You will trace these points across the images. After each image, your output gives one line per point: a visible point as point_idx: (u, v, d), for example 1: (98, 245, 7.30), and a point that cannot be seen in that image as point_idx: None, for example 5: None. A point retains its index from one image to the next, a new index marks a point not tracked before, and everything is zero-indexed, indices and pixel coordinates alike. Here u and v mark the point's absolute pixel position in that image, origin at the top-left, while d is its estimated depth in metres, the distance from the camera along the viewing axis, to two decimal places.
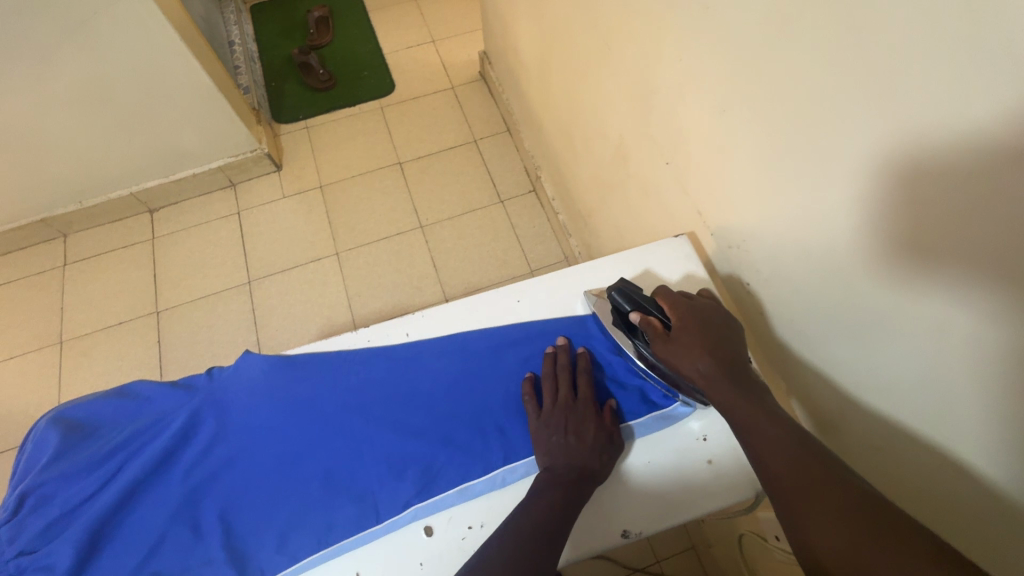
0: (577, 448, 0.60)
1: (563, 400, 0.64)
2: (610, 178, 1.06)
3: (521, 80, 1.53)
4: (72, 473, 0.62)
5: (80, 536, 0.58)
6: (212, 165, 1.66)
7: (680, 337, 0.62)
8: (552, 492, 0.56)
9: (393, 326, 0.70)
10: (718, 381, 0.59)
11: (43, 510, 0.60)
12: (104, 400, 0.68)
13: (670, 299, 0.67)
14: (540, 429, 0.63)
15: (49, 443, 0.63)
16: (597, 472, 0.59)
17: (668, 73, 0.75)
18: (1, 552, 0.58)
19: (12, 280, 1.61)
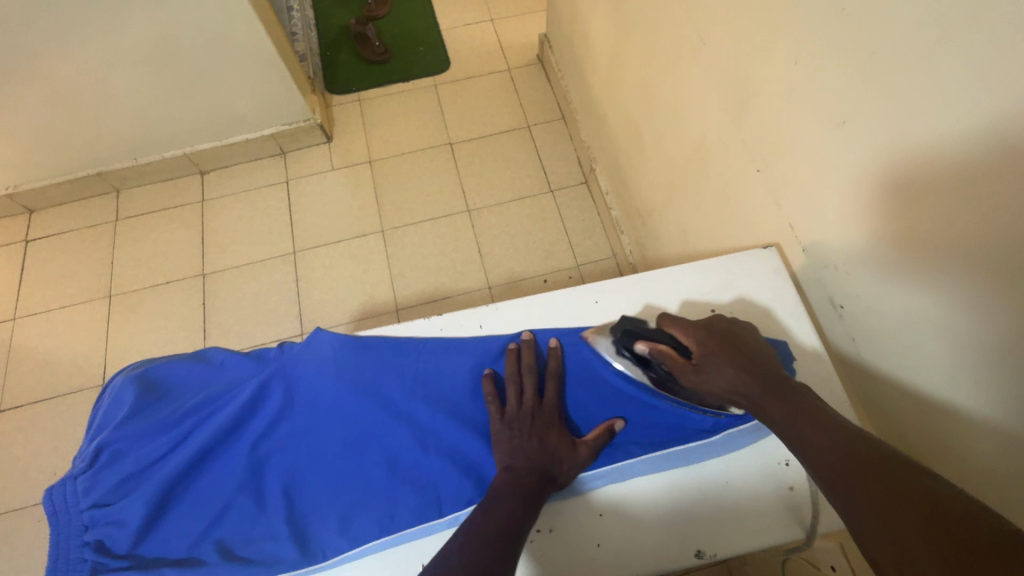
0: (538, 455, 0.57)
1: (529, 401, 0.61)
2: (684, 178, 1.02)
3: (585, 68, 1.48)
4: (146, 431, 0.62)
5: (151, 495, 0.58)
6: (265, 131, 1.65)
7: (707, 361, 0.59)
8: (511, 495, 0.53)
9: (469, 317, 0.69)
10: (760, 399, 0.56)
11: (117, 465, 0.60)
12: (180, 362, 0.68)
13: (680, 323, 0.63)
14: (500, 428, 0.60)
15: (125, 400, 0.63)
16: (553, 484, 0.56)
17: (775, 76, 0.70)
18: (76, 501, 0.59)
19: (65, 230, 1.64)
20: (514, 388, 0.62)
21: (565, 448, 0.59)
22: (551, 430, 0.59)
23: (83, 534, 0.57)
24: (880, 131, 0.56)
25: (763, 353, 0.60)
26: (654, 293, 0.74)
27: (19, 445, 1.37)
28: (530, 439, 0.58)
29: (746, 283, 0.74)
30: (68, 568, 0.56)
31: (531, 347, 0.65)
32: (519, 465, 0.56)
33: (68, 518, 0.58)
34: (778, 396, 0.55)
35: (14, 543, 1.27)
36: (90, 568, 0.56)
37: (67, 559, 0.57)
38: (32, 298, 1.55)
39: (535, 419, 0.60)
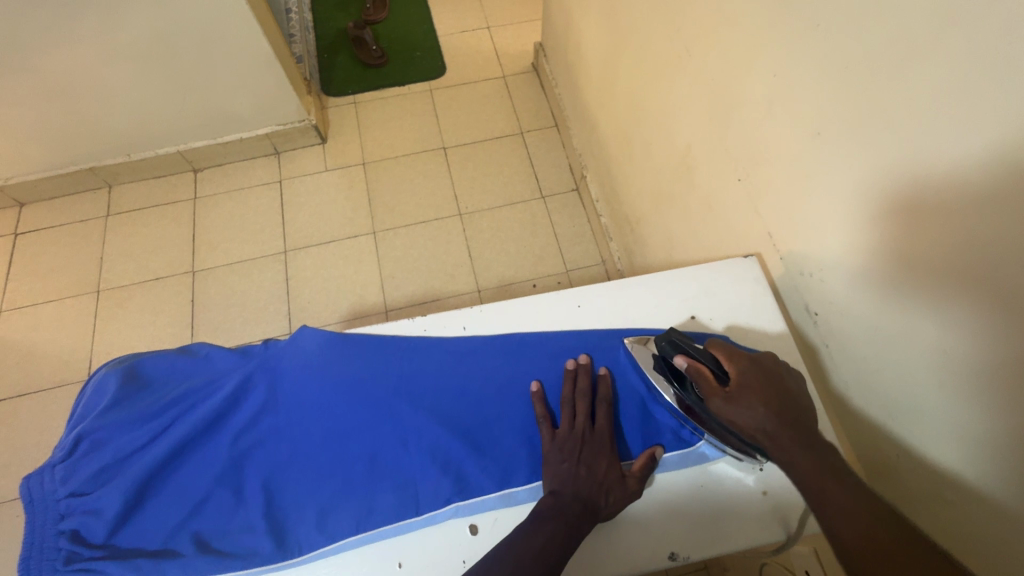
0: (584, 482, 0.56)
1: (581, 425, 0.61)
2: (670, 187, 1.04)
3: (579, 76, 1.50)
4: (128, 421, 0.62)
5: (129, 485, 0.58)
6: (259, 131, 1.66)
7: (742, 393, 0.55)
8: (554, 523, 0.53)
9: (451, 316, 0.69)
10: (785, 445, 0.52)
11: (95, 455, 0.60)
12: (167, 355, 0.68)
13: (728, 349, 0.60)
14: (551, 448, 0.59)
15: (106, 390, 0.63)
16: (595, 514, 0.55)
17: (757, 89, 0.72)
18: (54, 488, 0.59)
19: (56, 224, 1.63)
20: (568, 411, 0.62)
21: (613, 480, 0.57)
22: (603, 457, 0.59)
23: (59, 523, 0.57)
24: (857, 142, 0.57)
25: (802, 399, 0.56)
26: (631, 298, 0.71)
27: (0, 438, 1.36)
28: (577, 464, 0.57)
29: (724, 291, 0.70)
30: (41, 556, 0.56)
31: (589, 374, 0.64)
32: (565, 490, 0.56)
33: (43, 506, 0.58)
34: (809, 450, 0.51)
35: None
36: (64, 557, 0.55)
37: (41, 547, 0.57)
38: (19, 291, 1.54)
39: (586, 444, 0.59)
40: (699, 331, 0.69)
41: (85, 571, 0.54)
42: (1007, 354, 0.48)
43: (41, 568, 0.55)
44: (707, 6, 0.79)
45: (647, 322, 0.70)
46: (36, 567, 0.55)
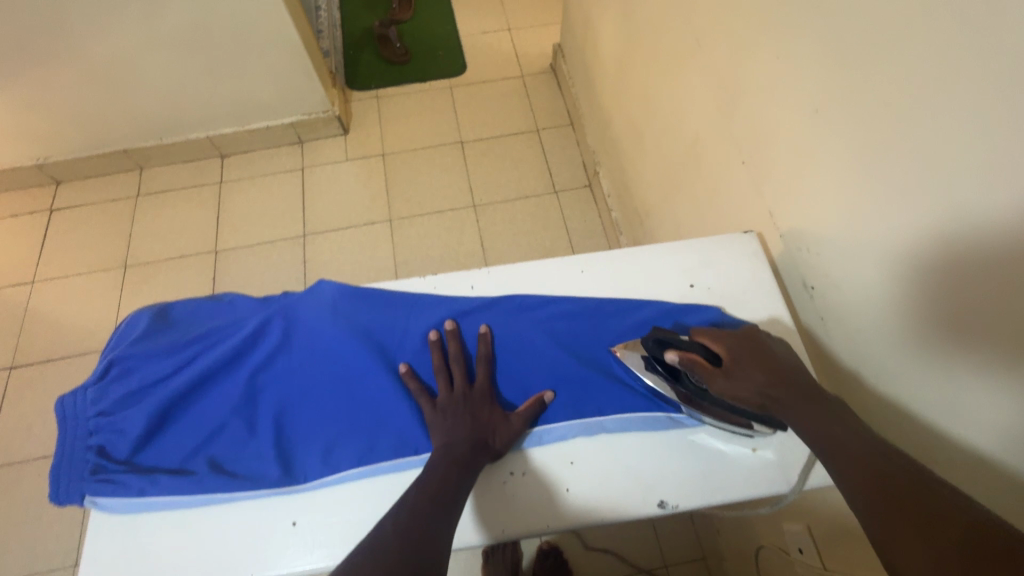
0: (471, 429, 0.59)
1: (459, 386, 0.63)
2: (678, 176, 1.06)
3: (594, 74, 1.55)
4: (154, 352, 0.66)
5: (152, 409, 0.62)
6: (285, 120, 1.73)
7: (739, 367, 0.56)
8: (449, 470, 0.55)
9: (459, 279, 0.73)
10: (788, 402, 0.54)
11: (125, 381, 0.64)
12: (197, 301, 0.72)
13: (709, 333, 0.60)
14: (432, 412, 0.61)
15: (139, 324, 0.68)
16: (484, 453, 0.58)
17: (761, 74, 0.75)
18: (84, 408, 0.63)
19: (89, 202, 1.71)
20: (444, 376, 0.64)
21: (497, 421, 0.61)
22: (483, 408, 0.62)
23: (87, 438, 0.62)
24: (852, 117, 0.60)
25: (784, 359, 0.59)
26: (634, 267, 0.73)
27: (27, 400, 1.42)
28: (461, 417, 0.60)
29: (724, 261, 0.72)
30: (69, 468, 0.60)
31: (455, 339, 0.67)
32: (453, 440, 0.58)
33: (74, 423, 0.62)
34: (813, 401, 0.53)
35: (15, 493, 1.31)
36: (91, 468, 0.60)
37: (69, 459, 0.61)
38: (52, 264, 1.61)
39: (466, 401, 0.62)
40: (698, 300, 0.70)
41: (108, 482, 0.58)
42: (993, 314, 0.49)
43: (69, 478, 0.60)
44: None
45: (647, 289, 0.71)
46: (64, 476, 0.60)
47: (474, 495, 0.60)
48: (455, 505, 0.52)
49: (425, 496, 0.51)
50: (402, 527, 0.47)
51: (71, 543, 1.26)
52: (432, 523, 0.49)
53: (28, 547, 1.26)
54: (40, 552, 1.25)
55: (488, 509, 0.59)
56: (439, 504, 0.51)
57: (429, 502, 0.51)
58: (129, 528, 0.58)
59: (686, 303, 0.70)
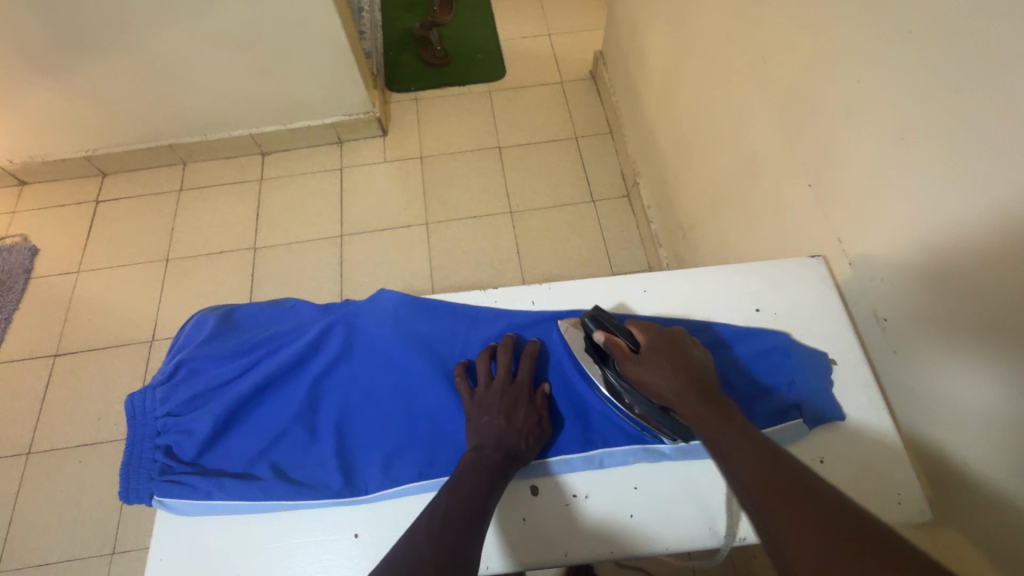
0: (505, 432, 0.59)
1: (500, 379, 0.64)
2: (732, 193, 1.04)
3: (639, 84, 1.53)
4: (221, 355, 0.66)
5: (219, 411, 0.63)
6: (326, 120, 1.74)
7: (652, 358, 0.58)
8: (478, 471, 0.55)
9: (518, 292, 0.72)
10: (690, 400, 0.55)
11: (191, 382, 0.65)
12: (261, 306, 0.73)
13: (640, 323, 0.63)
14: (472, 405, 0.62)
15: (205, 327, 0.69)
16: (516, 460, 0.58)
17: (836, 95, 0.73)
18: (152, 408, 0.64)
19: (134, 195, 1.75)
20: (487, 372, 0.65)
21: (532, 428, 0.61)
22: (520, 411, 0.62)
23: (155, 438, 0.63)
24: (942, 146, 0.58)
25: (705, 361, 0.59)
26: (696, 286, 0.71)
27: (70, 387, 1.45)
28: (496, 416, 0.60)
29: (791, 286, 0.70)
30: (138, 466, 0.62)
31: (509, 342, 0.67)
32: (487, 438, 0.58)
33: (143, 422, 0.64)
34: (710, 403, 0.54)
35: (58, 478, 1.34)
36: (159, 468, 0.61)
37: (138, 458, 0.62)
38: (96, 254, 1.65)
39: (504, 396, 0.62)
40: (764, 325, 0.68)
41: (176, 483, 0.59)
42: None
43: (138, 476, 0.61)
44: (786, 12, 0.80)
45: (711, 312, 0.70)
46: (133, 474, 0.61)
47: (533, 518, 0.59)
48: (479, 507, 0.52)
49: (456, 498, 0.51)
50: (433, 533, 0.48)
51: (109, 530, 1.29)
52: (458, 527, 0.49)
53: (68, 532, 1.29)
54: (80, 538, 1.28)
55: (551, 533, 0.58)
56: (467, 505, 0.51)
57: (458, 505, 0.51)
58: (192, 532, 0.59)
59: (752, 327, 0.68)
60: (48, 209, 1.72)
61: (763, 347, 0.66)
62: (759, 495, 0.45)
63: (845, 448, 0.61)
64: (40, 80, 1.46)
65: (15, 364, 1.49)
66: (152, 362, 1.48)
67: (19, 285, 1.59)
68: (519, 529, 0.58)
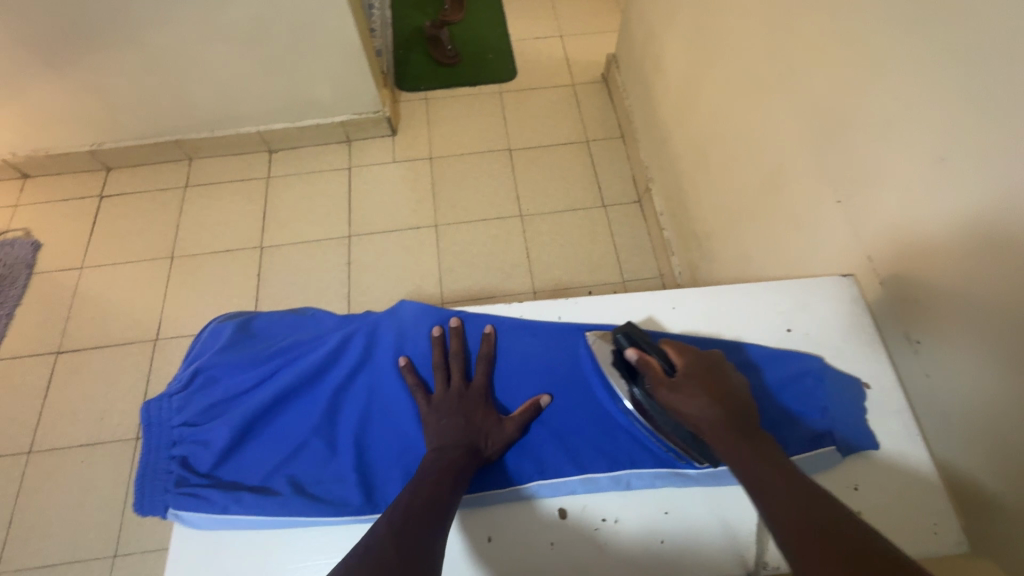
0: (464, 432, 0.59)
1: (456, 384, 0.63)
2: (752, 205, 1.03)
3: (653, 89, 1.51)
4: (239, 363, 0.64)
5: (237, 421, 0.61)
6: (335, 119, 1.72)
7: (687, 383, 0.58)
8: (439, 473, 0.55)
9: (546, 306, 0.71)
10: (726, 432, 0.54)
11: (209, 391, 0.63)
12: (280, 315, 0.71)
13: (678, 345, 0.62)
14: (428, 408, 0.61)
15: (222, 334, 0.67)
16: (477, 457, 0.58)
17: (871, 112, 0.71)
18: (169, 417, 0.62)
19: (139, 190, 1.72)
20: (442, 374, 0.64)
21: (492, 425, 0.61)
22: (478, 410, 0.62)
23: (171, 448, 0.61)
24: (988, 168, 0.56)
25: (741, 392, 0.58)
26: (727, 304, 0.71)
27: (72, 385, 1.43)
28: (455, 419, 0.60)
29: (822, 306, 0.69)
30: (154, 477, 0.60)
31: (458, 336, 0.67)
32: (448, 443, 0.58)
33: (159, 431, 0.62)
34: (745, 437, 0.53)
35: (58, 479, 1.32)
36: (175, 480, 0.59)
37: (153, 469, 0.60)
38: (100, 251, 1.63)
39: (461, 401, 0.62)
40: (795, 345, 0.68)
41: (193, 496, 0.57)
42: None
43: (153, 489, 0.59)
44: (818, 24, 0.79)
45: (740, 331, 0.69)
46: (149, 485, 0.59)
47: (559, 540, 0.58)
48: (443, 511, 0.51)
49: (419, 500, 0.51)
50: (394, 530, 0.47)
51: (111, 532, 1.27)
52: (423, 530, 0.48)
53: (70, 533, 1.27)
54: (81, 540, 1.26)
55: (582, 559, 0.56)
56: (431, 507, 0.51)
57: (419, 503, 0.51)
58: (209, 548, 0.56)
59: (783, 348, 0.67)
60: (51, 203, 1.69)
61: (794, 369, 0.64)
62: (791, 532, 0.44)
63: (878, 475, 0.59)
64: (45, 72, 1.43)
65: (16, 361, 1.46)
66: (156, 361, 1.46)
67: (21, 280, 1.56)
68: (547, 553, 0.57)
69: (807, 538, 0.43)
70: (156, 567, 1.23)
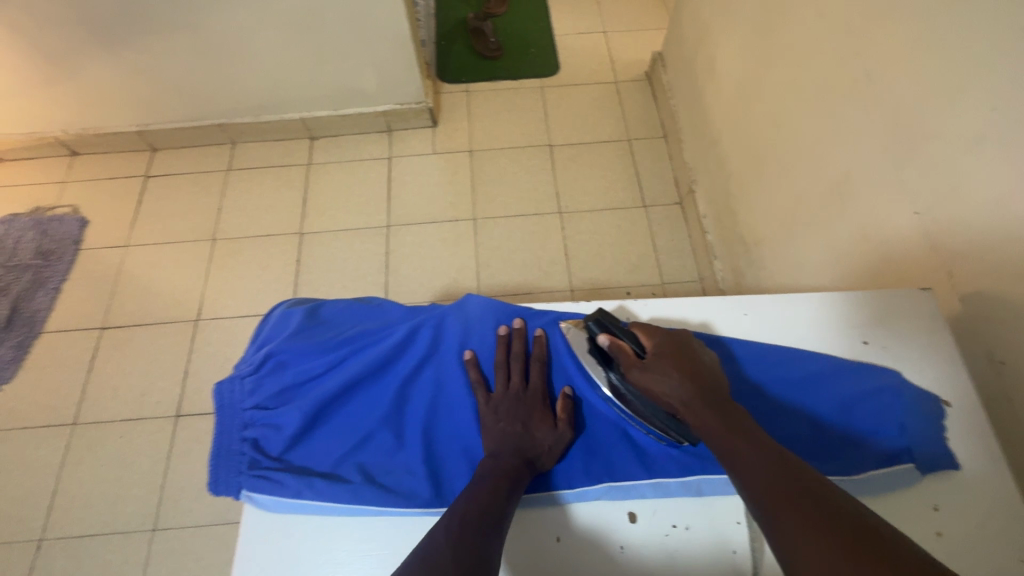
0: (522, 439, 0.59)
1: (515, 386, 0.63)
2: (812, 213, 1.01)
3: (704, 90, 1.49)
4: (309, 349, 0.64)
5: (308, 407, 0.61)
6: (378, 108, 1.72)
7: (656, 362, 0.58)
8: (495, 480, 0.54)
9: (616, 307, 0.71)
10: (699, 408, 0.54)
11: (280, 375, 0.63)
12: (347, 303, 0.72)
13: (646, 326, 0.63)
14: (487, 410, 0.61)
15: (292, 320, 0.67)
16: (532, 466, 0.58)
17: (964, 123, 0.68)
18: (241, 399, 0.63)
19: (182, 172, 1.74)
20: (502, 374, 0.64)
21: (547, 431, 0.60)
22: (536, 414, 0.61)
23: (243, 430, 0.62)
24: None
25: (712, 367, 0.59)
26: (800, 314, 0.70)
27: (115, 361, 1.46)
28: (513, 423, 0.60)
29: (901, 320, 0.67)
30: (226, 458, 0.61)
31: (521, 338, 0.67)
32: (506, 448, 0.58)
33: (231, 412, 0.62)
34: (715, 407, 0.53)
35: (101, 451, 1.35)
36: (247, 462, 0.59)
37: (226, 449, 0.61)
38: (144, 230, 1.65)
39: (521, 405, 0.62)
40: (871, 359, 0.66)
41: (265, 478, 0.58)
42: None
43: (226, 469, 0.60)
44: (905, 29, 0.76)
45: (812, 343, 0.68)
46: (222, 466, 0.60)
47: (627, 544, 0.57)
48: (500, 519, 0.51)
49: (475, 507, 0.51)
50: (455, 542, 0.48)
51: (150, 507, 1.29)
52: (482, 538, 0.49)
53: (111, 505, 1.30)
54: (122, 513, 1.29)
55: (653, 564, 0.56)
56: (491, 513, 0.51)
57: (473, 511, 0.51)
58: (281, 533, 0.56)
59: (859, 361, 0.66)
60: (98, 181, 1.73)
61: None
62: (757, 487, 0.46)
63: (960, 498, 0.58)
64: (101, 52, 1.45)
65: (63, 334, 1.50)
66: (196, 341, 1.49)
67: (68, 256, 1.60)
68: (616, 557, 0.56)
69: (772, 494, 0.45)
70: (193, 544, 1.25)
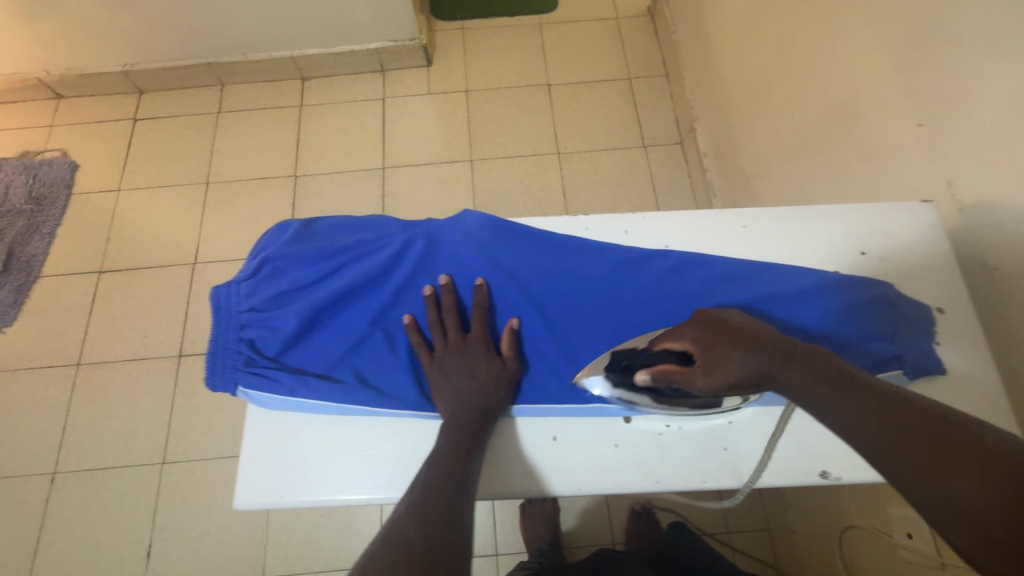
0: (474, 389, 0.59)
1: (455, 338, 0.62)
2: (816, 137, 0.99)
3: (708, 20, 1.43)
4: (305, 257, 0.64)
5: (305, 311, 0.61)
6: (371, 45, 1.66)
7: (715, 360, 0.51)
8: (455, 437, 0.55)
9: (614, 222, 0.70)
10: (767, 364, 0.48)
11: (276, 280, 0.63)
12: (346, 220, 0.71)
13: (667, 333, 0.56)
14: (433, 370, 0.61)
15: (289, 231, 0.67)
16: (489, 414, 0.58)
17: (979, 25, 0.66)
18: (238, 301, 0.63)
19: (173, 114, 1.70)
20: (439, 329, 0.63)
21: (497, 372, 0.60)
22: (482, 359, 0.61)
23: (239, 331, 0.62)
24: None
25: (746, 323, 0.54)
26: (798, 226, 0.69)
27: (116, 304, 1.47)
28: (462, 372, 0.60)
29: (900, 230, 0.67)
30: (224, 355, 0.61)
31: (449, 294, 0.64)
32: (459, 408, 0.58)
33: (227, 314, 0.62)
34: (780, 357, 0.48)
35: (108, 390, 1.38)
36: (244, 359, 0.61)
37: (223, 348, 0.62)
38: (137, 174, 1.63)
39: (464, 354, 0.61)
40: (866, 269, 0.67)
41: (263, 376, 0.59)
42: None
43: (223, 365, 0.61)
44: None
45: (809, 254, 0.68)
46: (220, 362, 0.61)
47: (620, 442, 0.60)
48: (465, 486, 0.52)
49: (437, 472, 0.52)
50: (416, 513, 0.48)
51: (160, 442, 1.33)
52: (448, 502, 0.49)
53: (121, 440, 1.33)
54: (132, 448, 1.33)
55: (643, 458, 0.59)
56: (452, 475, 0.52)
57: (438, 475, 0.52)
58: (282, 428, 0.60)
59: (854, 271, 0.66)
60: (86, 125, 1.69)
61: (868, 294, 0.62)
62: (829, 397, 0.44)
63: (946, 397, 0.60)
64: None
65: (60, 278, 1.50)
66: (195, 284, 1.49)
67: (61, 200, 1.58)
68: (611, 456, 0.59)
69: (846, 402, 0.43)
70: (204, 474, 1.30)
